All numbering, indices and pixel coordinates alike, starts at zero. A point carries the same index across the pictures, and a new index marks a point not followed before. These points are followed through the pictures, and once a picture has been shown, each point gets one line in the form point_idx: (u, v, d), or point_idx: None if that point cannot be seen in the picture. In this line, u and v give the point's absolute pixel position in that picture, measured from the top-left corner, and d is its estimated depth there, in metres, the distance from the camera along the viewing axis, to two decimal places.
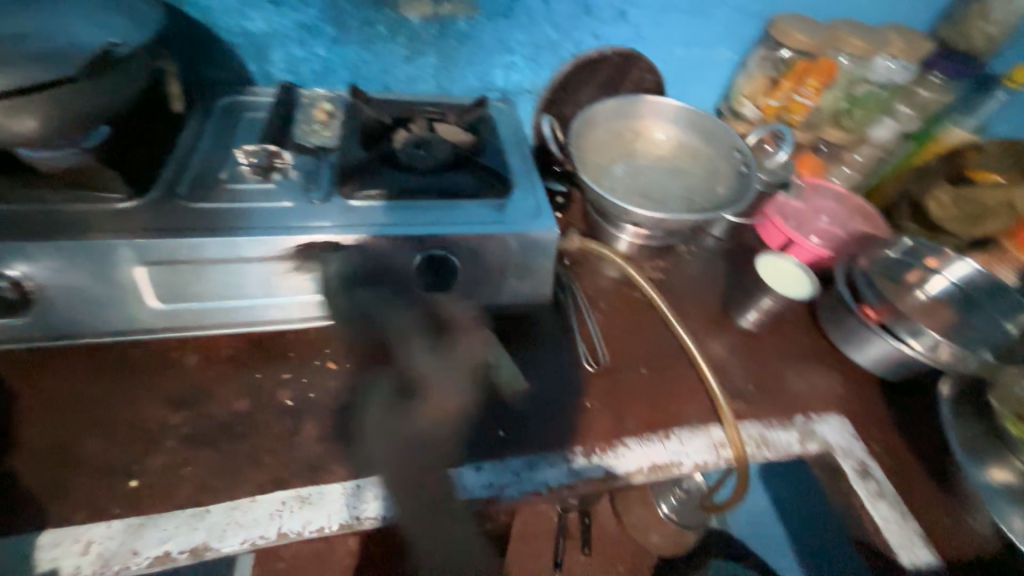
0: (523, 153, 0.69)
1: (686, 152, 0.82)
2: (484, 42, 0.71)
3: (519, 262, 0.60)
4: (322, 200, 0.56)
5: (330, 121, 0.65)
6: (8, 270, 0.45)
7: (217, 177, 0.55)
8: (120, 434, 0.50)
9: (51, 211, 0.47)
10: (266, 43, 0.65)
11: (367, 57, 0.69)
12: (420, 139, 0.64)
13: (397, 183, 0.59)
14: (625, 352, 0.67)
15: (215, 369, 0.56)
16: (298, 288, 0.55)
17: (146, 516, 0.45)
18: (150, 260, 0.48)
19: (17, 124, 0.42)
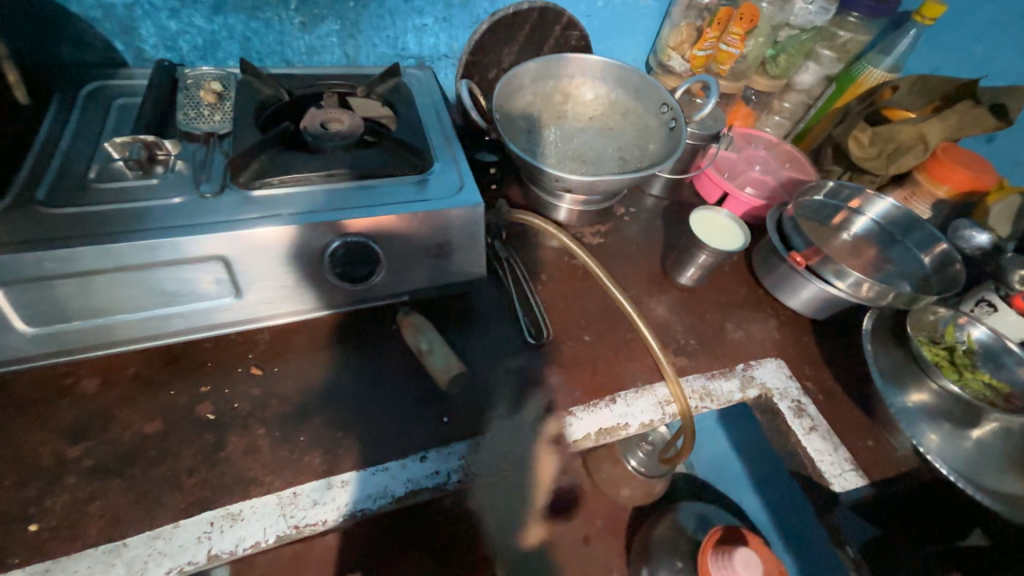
0: (443, 123, 0.65)
1: (617, 110, 0.80)
2: (387, 2, 0.64)
3: (446, 240, 0.57)
4: (213, 192, 0.50)
5: (220, 103, 0.58)
6: None
7: (86, 177, 0.48)
8: (10, 476, 0.44)
9: None
10: (128, 15, 0.57)
11: (256, 26, 0.62)
12: (325, 116, 0.58)
13: (301, 167, 0.53)
14: (568, 321, 0.66)
15: (120, 389, 0.51)
16: (197, 294, 0.49)
17: (51, 562, 0.41)
18: (7, 280, 0.41)
19: None
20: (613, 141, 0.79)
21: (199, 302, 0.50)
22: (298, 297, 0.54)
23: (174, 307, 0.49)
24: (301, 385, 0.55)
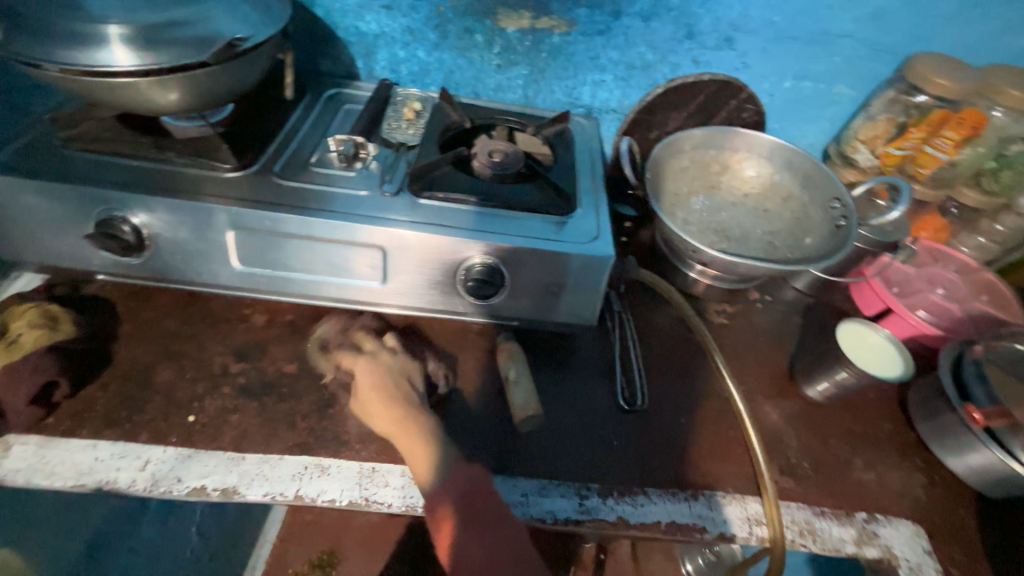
0: (595, 172, 0.68)
1: (778, 193, 0.75)
2: (575, 57, 0.70)
3: (569, 282, 0.59)
4: (391, 193, 0.59)
5: (416, 120, 0.68)
6: (132, 217, 0.52)
7: (309, 160, 0.61)
8: (191, 371, 0.57)
9: (173, 170, 0.55)
10: (373, 42, 0.70)
11: (461, 62, 0.71)
12: (494, 147, 0.66)
13: (466, 187, 0.61)
14: (666, 395, 0.63)
15: (277, 330, 0.62)
16: (355, 273, 0.58)
17: (194, 450, 0.51)
18: (239, 227, 0.54)
19: (164, 98, 0.50)
20: (766, 224, 0.74)
21: (352, 279, 0.58)
22: (426, 297, 0.60)
23: (337, 279, 0.58)
24: None
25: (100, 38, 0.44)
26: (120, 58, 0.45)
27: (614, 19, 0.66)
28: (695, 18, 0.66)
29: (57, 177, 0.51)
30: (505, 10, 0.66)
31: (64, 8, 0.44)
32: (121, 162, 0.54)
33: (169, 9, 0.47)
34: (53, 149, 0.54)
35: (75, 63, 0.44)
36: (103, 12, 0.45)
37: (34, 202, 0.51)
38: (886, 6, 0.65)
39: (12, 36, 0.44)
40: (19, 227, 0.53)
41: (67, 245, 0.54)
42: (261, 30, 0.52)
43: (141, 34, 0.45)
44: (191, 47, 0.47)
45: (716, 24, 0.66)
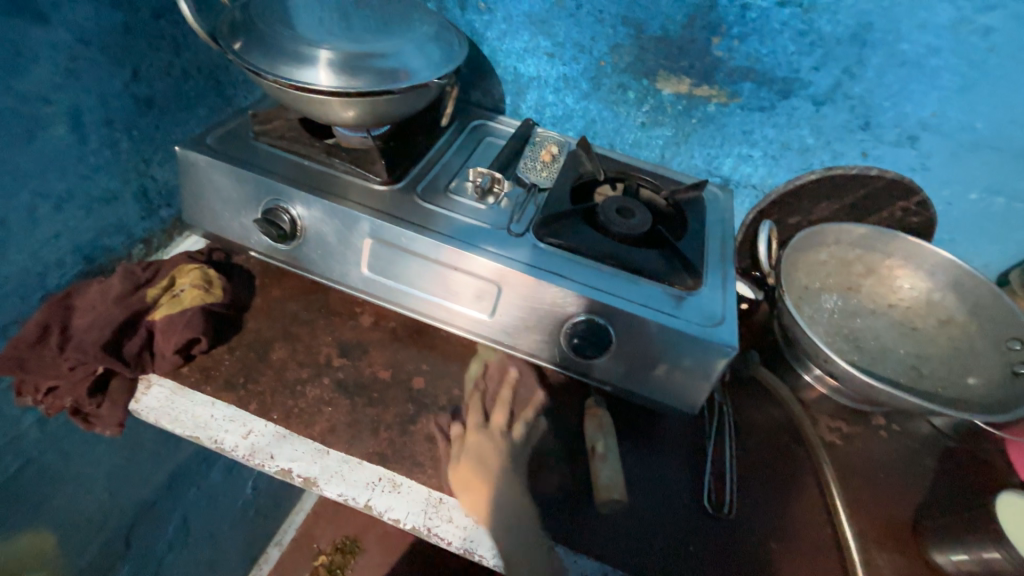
0: (726, 250, 0.63)
1: (935, 313, 0.65)
2: (727, 128, 0.67)
3: (676, 360, 0.55)
4: (517, 232, 0.60)
5: (552, 163, 0.70)
6: (292, 209, 0.58)
7: (446, 186, 0.64)
8: (301, 354, 0.61)
9: (333, 174, 0.61)
10: (526, 83, 0.72)
11: (606, 115, 0.71)
12: (624, 204, 0.64)
13: (589, 240, 0.60)
14: (757, 510, 0.56)
15: (379, 334, 0.65)
16: (464, 301, 0.59)
17: (289, 432, 0.55)
18: (377, 237, 0.58)
19: (345, 114, 0.56)
20: (913, 345, 0.64)
21: (460, 305, 0.59)
22: (524, 339, 0.59)
23: (446, 302, 0.59)
24: (484, 408, 0.60)
25: (316, 62, 0.51)
26: (324, 78, 0.51)
27: (782, 98, 0.62)
28: (876, 110, 0.60)
29: (246, 165, 0.58)
30: (666, 73, 0.64)
31: (296, 33, 0.53)
32: (295, 160, 0.61)
33: (373, 44, 0.53)
34: (247, 139, 0.62)
35: (290, 77, 0.51)
36: (325, 41, 0.52)
37: (223, 182, 0.59)
38: None
39: (251, 48, 0.52)
40: (202, 199, 0.61)
41: (234, 222, 0.61)
42: (440, 67, 0.57)
43: (344, 63, 0.51)
44: (380, 77, 0.53)
45: (900, 120, 0.60)
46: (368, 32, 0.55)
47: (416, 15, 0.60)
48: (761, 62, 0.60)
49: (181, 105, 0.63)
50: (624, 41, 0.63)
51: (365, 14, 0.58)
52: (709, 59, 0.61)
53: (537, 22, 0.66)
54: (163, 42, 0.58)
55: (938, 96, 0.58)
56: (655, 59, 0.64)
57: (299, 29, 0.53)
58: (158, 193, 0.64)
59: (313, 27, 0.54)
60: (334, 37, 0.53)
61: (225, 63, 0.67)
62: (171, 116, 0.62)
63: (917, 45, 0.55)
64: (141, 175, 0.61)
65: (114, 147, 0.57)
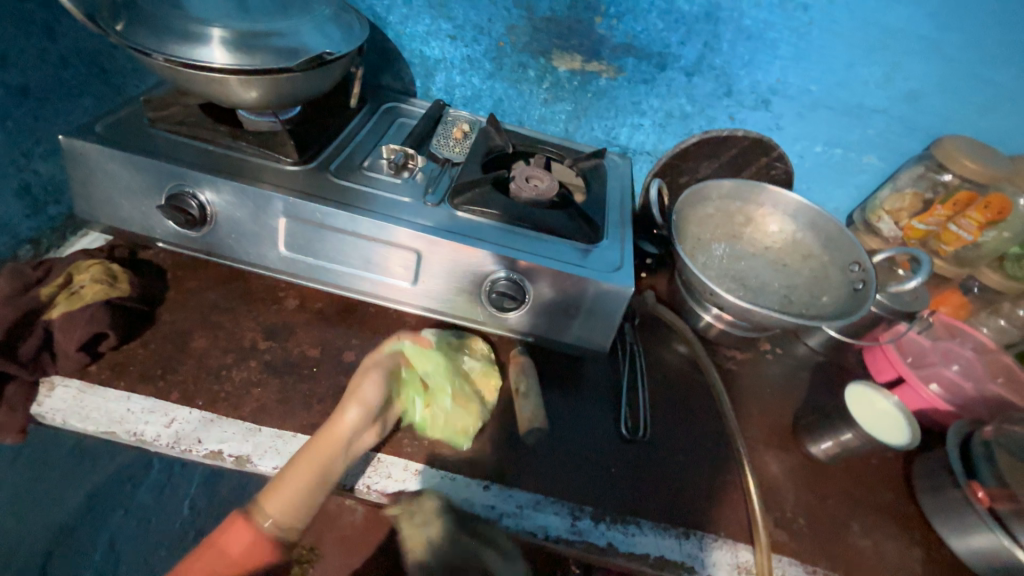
0: (626, 208, 0.71)
1: (799, 250, 0.77)
2: (618, 100, 0.74)
3: (586, 306, 0.61)
4: (433, 203, 0.63)
5: (464, 140, 0.74)
6: (199, 194, 0.57)
7: (361, 164, 0.66)
8: (223, 342, 0.60)
9: (241, 157, 0.60)
10: (434, 65, 0.75)
11: (511, 93, 0.76)
12: (532, 173, 0.69)
13: (502, 205, 0.64)
14: (667, 430, 0.64)
15: (306, 315, 0.65)
16: (388, 271, 0.61)
17: (217, 415, 0.54)
18: (292, 216, 0.58)
19: (246, 95, 0.56)
20: (784, 278, 0.75)
21: (383, 276, 0.62)
22: (449, 303, 0.63)
23: (370, 274, 0.62)
24: None
25: (209, 40, 0.51)
26: (220, 58, 0.51)
27: (659, 70, 0.70)
28: (735, 78, 0.70)
29: (143, 151, 0.56)
30: (559, 51, 0.70)
31: (185, 11, 0.52)
32: (198, 145, 0.60)
33: (269, 23, 0.54)
34: (142, 126, 0.60)
35: (183, 57, 0.51)
36: (217, 19, 0.52)
37: (117, 170, 0.56)
38: (920, 89, 0.69)
39: (137, 28, 0.51)
40: (97, 190, 0.58)
41: (135, 212, 0.59)
42: (342, 47, 0.58)
43: (237, 41, 0.52)
44: (278, 56, 0.53)
45: (755, 86, 0.70)
46: (262, 12, 0.55)
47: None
48: (638, 39, 0.67)
49: (63, 94, 0.59)
50: (518, 23, 0.69)
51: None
52: (594, 37, 0.68)
53: (436, 6, 0.69)
54: (36, 27, 0.54)
55: (779, 64, 0.68)
56: (547, 38, 0.69)
57: (187, 6, 0.53)
58: (44, 189, 0.60)
59: (201, 6, 0.53)
60: (227, 16, 0.53)
61: (110, 50, 0.63)
62: (52, 105, 0.59)
63: (757, 20, 0.65)
64: (22, 169, 0.57)
65: None
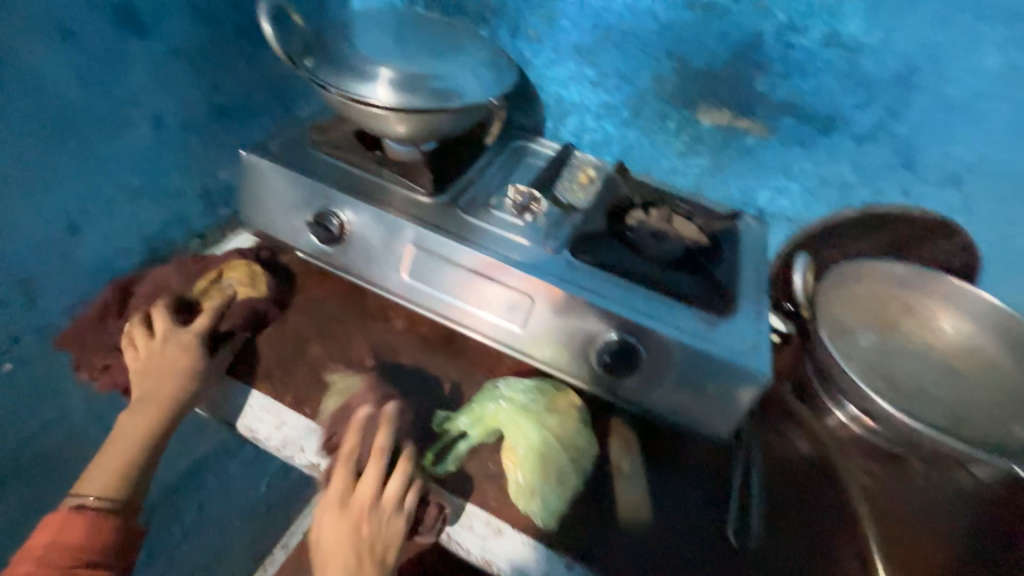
0: (760, 279, 0.63)
1: (975, 357, 0.63)
2: (764, 161, 0.68)
3: (705, 386, 0.55)
4: (553, 249, 0.62)
5: (589, 186, 0.72)
6: (340, 214, 0.61)
7: (487, 201, 0.67)
8: (335, 353, 0.63)
9: (382, 184, 0.64)
10: (568, 108, 0.75)
11: (644, 142, 0.74)
12: (659, 229, 0.65)
13: (624, 261, 0.61)
14: (786, 554, 0.53)
15: (410, 339, 0.66)
16: (497, 312, 0.61)
17: (320, 427, 0.56)
18: (419, 245, 0.60)
19: (398, 129, 0.59)
20: (953, 388, 0.61)
21: (492, 316, 0.61)
22: (553, 354, 0.60)
23: (480, 312, 0.61)
24: None
25: (379, 80, 0.55)
26: (385, 95, 0.55)
27: (823, 133, 0.63)
28: (919, 150, 0.60)
29: (304, 171, 0.62)
30: (707, 105, 0.66)
31: (363, 55, 0.57)
32: (347, 169, 0.65)
33: (432, 67, 0.57)
34: (305, 147, 0.66)
35: (354, 92, 0.55)
36: (389, 63, 0.57)
37: (280, 185, 0.63)
38: None
39: (322, 66, 0.57)
40: (259, 200, 0.65)
41: (285, 222, 0.65)
42: (491, 89, 0.60)
43: (400, 83, 0.55)
44: (433, 98, 0.56)
45: (943, 161, 0.60)
46: (425, 57, 0.59)
47: (471, 43, 0.65)
48: (803, 98, 0.61)
49: (250, 113, 0.68)
50: (667, 73, 0.66)
51: (425, 43, 0.63)
52: (751, 93, 0.63)
53: (584, 53, 0.68)
54: (241, 57, 0.63)
55: (982, 139, 0.58)
56: (696, 92, 0.65)
57: (366, 53, 0.58)
58: (219, 192, 0.69)
59: (375, 50, 0.58)
60: (397, 61, 0.58)
61: (291, 76, 0.72)
62: (239, 122, 0.67)
63: (960, 89, 0.56)
64: (206, 174, 0.66)
65: (188, 147, 0.62)
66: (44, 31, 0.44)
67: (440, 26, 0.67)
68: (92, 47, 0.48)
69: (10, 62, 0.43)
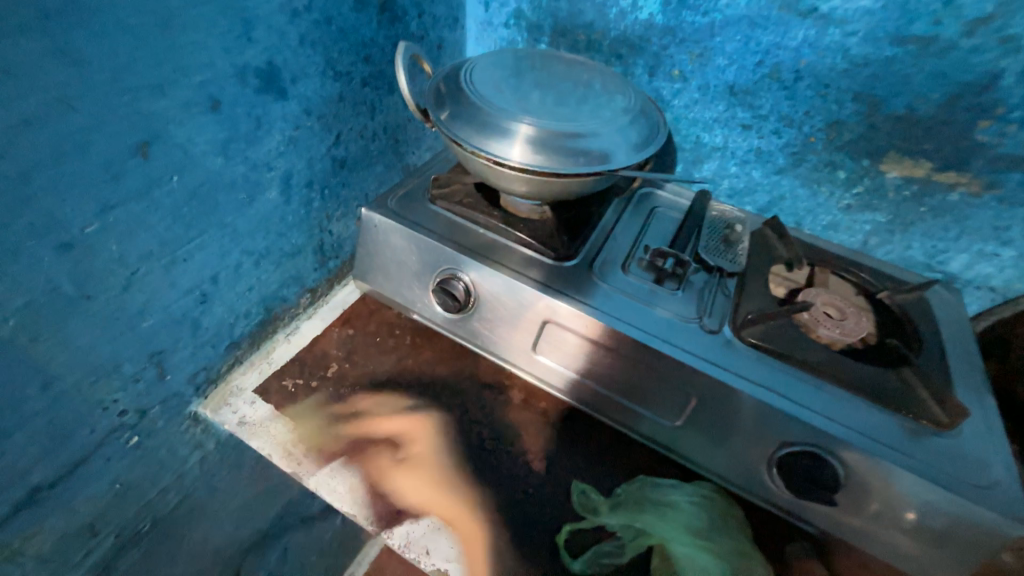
0: (973, 374, 0.51)
1: None
2: (968, 221, 0.56)
3: (930, 523, 0.43)
4: (711, 328, 0.52)
5: (736, 244, 0.62)
6: (465, 276, 0.55)
7: (622, 263, 0.58)
8: (453, 430, 0.56)
9: (507, 243, 0.57)
10: (708, 153, 0.65)
11: (801, 192, 0.63)
12: (835, 305, 0.54)
13: (803, 345, 0.50)
14: None
15: (531, 416, 0.57)
16: (642, 399, 0.52)
17: (444, 523, 0.50)
18: (553, 317, 0.52)
19: (530, 189, 0.53)
20: None
21: (636, 403, 0.52)
22: (710, 454, 0.50)
23: (621, 398, 0.52)
24: None
25: (526, 141, 0.49)
26: (535, 159, 0.48)
27: None
28: None
29: (427, 231, 0.57)
30: (897, 155, 0.55)
31: (503, 107, 0.50)
32: (469, 225, 0.59)
33: (581, 123, 0.50)
34: (424, 201, 0.61)
35: (500, 155, 0.49)
36: (534, 118, 0.50)
37: (400, 244, 0.58)
38: None
39: (458, 121, 0.51)
40: (375, 258, 0.60)
41: (402, 283, 0.60)
42: (644, 148, 0.53)
43: (543, 142, 0.49)
44: (578, 159, 0.49)
45: None
46: (566, 110, 0.52)
47: (609, 87, 0.57)
48: None
49: (365, 163, 0.64)
50: (848, 118, 0.55)
51: (561, 88, 0.56)
52: (967, 143, 0.51)
53: (739, 94, 0.59)
54: (365, 107, 0.59)
55: None
56: (888, 139, 0.54)
57: (503, 103, 0.52)
58: (331, 246, 0.65)
59: (512, 102, 0.52)
60: (539, 114, 0.51)
61: (406, 123, 0.67)
62: (356, 175, 0.63)
63: None
64: (323, 229, 0.62)
65: (309, 205, 0.58)
66: (196, 103, 0.41)
67: (569, 65, 0.60)
68: (236, 113, 0.45)
69: (165, 139, 0.40)
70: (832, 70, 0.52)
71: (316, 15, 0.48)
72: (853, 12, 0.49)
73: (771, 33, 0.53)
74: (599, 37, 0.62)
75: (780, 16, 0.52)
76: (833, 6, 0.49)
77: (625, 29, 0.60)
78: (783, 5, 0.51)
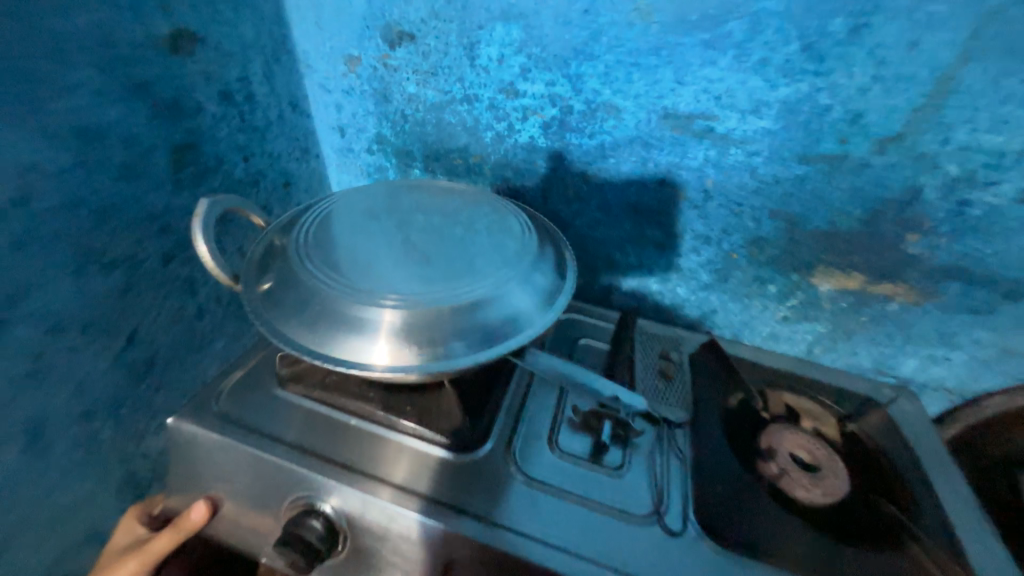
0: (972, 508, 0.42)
1: None
2: (911, 328, 0.50)
3: None
4: (673, 528, 0.39)
5: (678, 378, 0.50)
6: (325, 503, 0.39)
7: (549, 435, 0.44)
8: None
9: (389, 439, 0.42)
10: (625, 272, 0.56)
11: (732, 306, 0.55)
12: (809, 453, 0.43)
13: (784, 533, 0.38)
14: None
15: None
16: None
17: None
18: (457, 555, 0.37)
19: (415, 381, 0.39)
20: None
21: None
22: None
23: None
24: None
25: (398, 335, 0.35)
26: (416, 360, 0.35)
27: (1007, 300, 0.45)
28: None
29: (270, 445, 0.40)
30: (828, 269, 0.48)
31: (358, 287, 0.36)
32: (335, 418, 0.43)
33: (470, 285, 0.37)
34: (270, 391, 0.45)
35: (362, 362, 0.35)
36: (404, 297, 0.36)
37: (231, 464, 0.40)
38: None
39: (297, 313, 0.36)
40: (193, 482, 0.41)
41: (238, 516, 0.40)
42: (559, 298, 0.40)
43: (423, 334, 0.35)
44: (476, 345, 0.36)
45: None
46: (451, 267, 0.39)
47: (503, 214, 0.45)
48: (979, 262, 0.43)
49: (192, 348, 0.47)
50: (768, 235, 0.48)
51: (441, 227, 0.42)
52: (898, 256, 0.45)
53: (647, 213, 0.51)
54: (176, 287, 0.43)
55: None
56: (814, 254, 0.48)
57: (359, 276, 0.37)
58: (155, 467, 0.46)
59: (373, 273, 0.38)
60: (412, 282, 0.37)
61: None
62: (180, 368, 0.46)
63: None
64: (130, 457, 0.43)
65: (93, 439, 0.40)
66: None
67: (445, 190, 0.47)
68: None
69: None
70: (742, 189, 0.46)
71: (47, 203, 0.32)
72: (752, 132, 0.42)
73: (669, 153, 0.46)
74: (478, 161, 0.52)
75: (674, 136, 0.45)
76: (730, 126, 0.43)
77: (507, 152, 0.51)
78: (675, 126, 0.44)
